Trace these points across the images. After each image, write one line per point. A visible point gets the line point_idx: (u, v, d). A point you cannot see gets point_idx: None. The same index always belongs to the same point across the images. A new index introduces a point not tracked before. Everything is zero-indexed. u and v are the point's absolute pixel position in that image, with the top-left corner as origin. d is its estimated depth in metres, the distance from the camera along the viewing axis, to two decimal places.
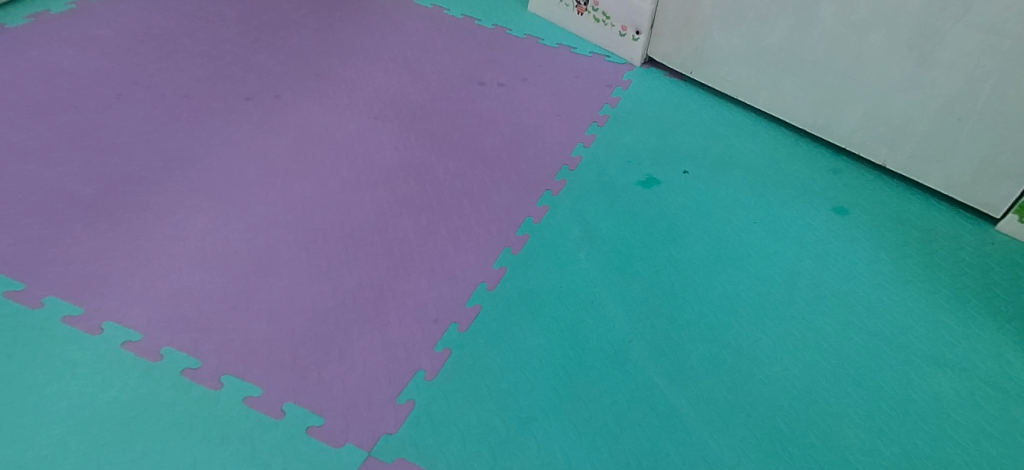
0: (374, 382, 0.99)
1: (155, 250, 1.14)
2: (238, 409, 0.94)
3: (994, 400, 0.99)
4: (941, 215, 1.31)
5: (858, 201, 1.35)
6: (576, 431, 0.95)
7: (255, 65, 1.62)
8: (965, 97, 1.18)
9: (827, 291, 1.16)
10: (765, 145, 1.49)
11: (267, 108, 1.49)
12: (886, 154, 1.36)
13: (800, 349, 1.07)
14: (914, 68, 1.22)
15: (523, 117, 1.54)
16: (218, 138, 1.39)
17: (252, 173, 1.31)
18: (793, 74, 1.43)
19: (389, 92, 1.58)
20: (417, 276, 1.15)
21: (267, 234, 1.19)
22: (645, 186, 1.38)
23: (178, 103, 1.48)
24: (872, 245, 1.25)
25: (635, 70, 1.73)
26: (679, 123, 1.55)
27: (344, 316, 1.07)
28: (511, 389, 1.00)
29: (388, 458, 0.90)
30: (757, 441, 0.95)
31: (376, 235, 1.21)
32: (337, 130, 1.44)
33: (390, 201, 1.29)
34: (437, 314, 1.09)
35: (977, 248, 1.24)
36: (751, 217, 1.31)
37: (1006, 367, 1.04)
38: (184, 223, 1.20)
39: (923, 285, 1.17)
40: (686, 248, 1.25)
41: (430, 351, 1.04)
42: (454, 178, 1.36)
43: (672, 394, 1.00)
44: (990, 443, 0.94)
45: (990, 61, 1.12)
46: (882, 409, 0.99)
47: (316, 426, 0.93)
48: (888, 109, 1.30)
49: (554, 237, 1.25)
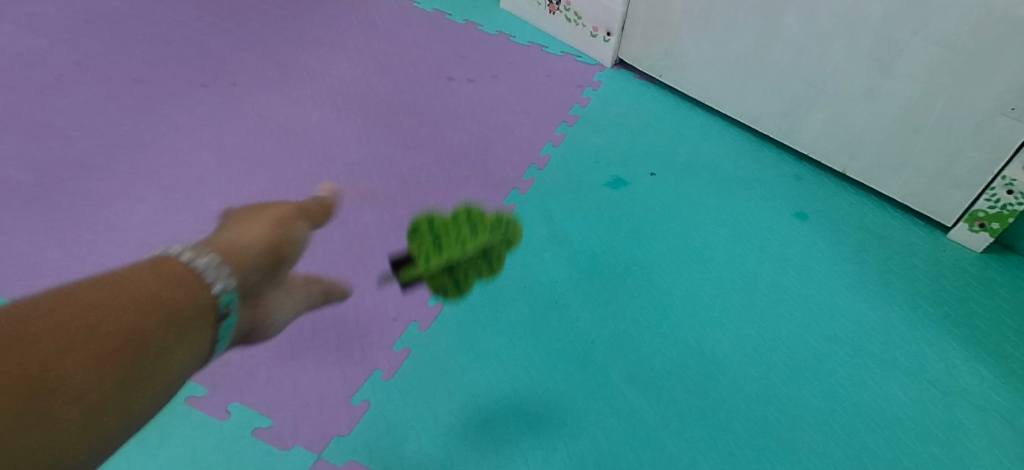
0: (327, 382, 0.96)
1: (96, 240, 1.09)
2: (180, 409, 0.90)
3: (942, 403, 1.01)
4: (896, 222, 1.34)
5: (818, 207, 1.37)
6: (536, 432, 0.94)
7: (213, 51, 1.56)
8: (919, 108, 1.21)
9: (787, 294, 1.18)
10: (729, 149, 1.51)
11: (224, 96, 1.43)
12: (845, 161, 1.39)
13: (758, 351, 1.07)
14: (874, 79, 1.24)
15: (492, 114, 1.52)
16: (170, 125, 1.34)
17: (205, 163, 1.26)
18: (758, 80, 1.45)
19: (354, 84, 1.54)
20: (377, 273, 1.12)
21: (219, 226, 1.15)
22: (612, 186, 1.37)
23: (127, 88, 1.41)
24: (831, 250, 1.27)
25: (606, 71, 1.73)
26: (647, 125, 1.55)
27: (299, 313, 1.04)
28: (470, 390, 0.98)
29: (339, 461, 0.87)
30: (716, 442, 0.95)
31: (336, 231, 1.18)
32: (298, 121, 1.40)
33: (351, 195, 1.25)
34: (397, 312, 1.06)
35: (930, 255, 1.27)
36: (715, 220, 1.32)
37: (953, 369, 1.06)
38: (129, 214, 1.15)
39: (878, 291, 1.19)
40: (650, 250, 1.24)
41: (387, 350, 1.01)
42: (418, 174, 1.33)
43: (633, 395, 1.00)
44: (937, 445, 0.96)
45: (944, 73, 1.15)
46: (837, 411, 1.00)
47: (263, 427, 0.89)
48: (848, 118, 1.32)
49: (520, 237, 1.23)
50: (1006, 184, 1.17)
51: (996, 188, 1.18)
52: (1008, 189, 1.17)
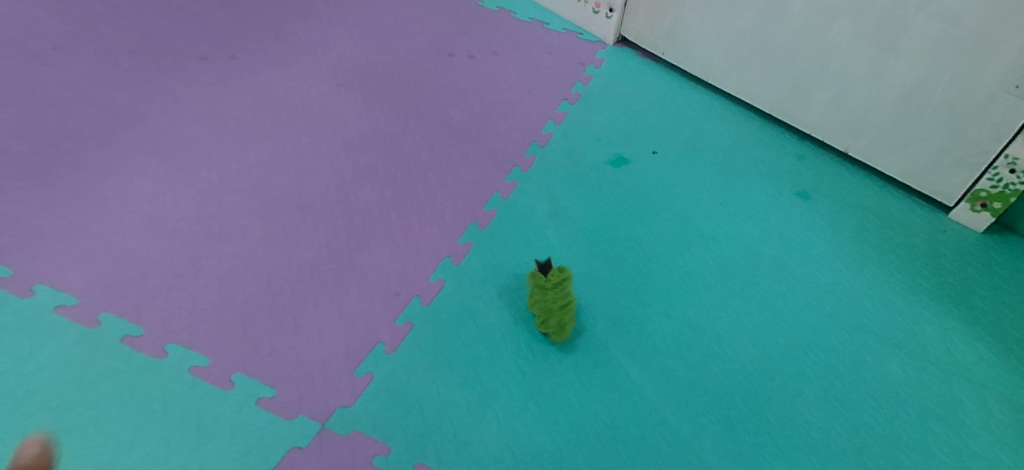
0: (330, 354, 0.96)
1: (95, 211, 1.09)
2: (183, 379, 0.90)
3: (939, 380, 1.02)
4: (898, 202, 1.34)
5: (820, 186, 1.36)
6: (538, 405, 0.94)
7: (209, 23, 1.54)
8: (924, 86, 1.20)
9: (788, 273, 1.18)
10: (732, 128, 1.50)
11: (221, 69, 1.41)
12: (848, 141, 1.38)
13: (758, 328, 1.08)
14: (878, 56, 1.23)
15: (494, 91, 1.51)
16: (167, 97, 1.32)
17: (204, 136, 1.25)
18: (762, 58, 1.43)
19: (353, 59, 1.52)
20: (379, 248, 1.12)
21: (219, 199, 1.14)
22: (614, 165, 1.37)
23: (124, 59, 1.40)
24: (832, 229, 1.27)
25: (608, 49, 1.71)
26: (649, 103, 1.54)
27: (300, 287, 1.03)
28: (472, 363, 0.98)
29: (343, 431, 0.88)
30: (716, 416, 0.96)
31: (337, 205, 1.17)
32: (297, 96, 1.38)
33: (352, 170, 1.24)
34: (399, 287, 1.06)
35: (931, 234, 1.27)
36: (717, 198, 1.32)
37: (951, 347, 1.07)
38: (128, 186, 1.14)
39: (878, 270, 1.19)
40: (651, 228, 1.24)
41: (390, 324, 1.01)
42: (420, 150, 1.32)
43: (635, 370, 1.00)
44: (934, 420, 0.97)
45: (949, 51, 1.13)
46: (836, 387, 1.01)
47: (266, 397, 0.90)
48: (851, 97, 1.32)
49: (522, 213, 1.22)
50: (1008, 164, 1.16)
51: (998, 168, 1.18)
52: (1010, 169, 1.16)
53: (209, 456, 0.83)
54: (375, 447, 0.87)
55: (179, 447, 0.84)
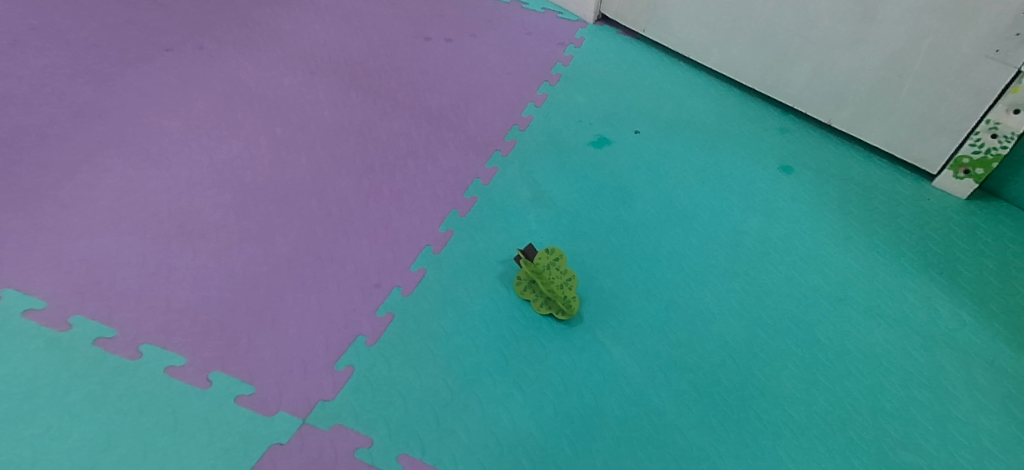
0: (310, 349, 0.95)
1: (63, 211, 1.07)
2: (159, 379, 0.89)
3: (923, 349, 1.02)
4: (882, 172, 1.33)
5: (803, 159, 1.35)
6: (522, 391, 0.93)
7: (176, 14, 1.51)
8: (905, 54, 1.18)
9: (771, 248, 1.17)
10: (715, 104, 1.48)
11: (189, 60, 1.39)
12: (831, 112, 1.37)
13: (744, 304, 1.07)
14: (859, 26, 1.21)
15: (472, 74, 1.48)
16: (134, 91, 1.30)
17: (174, 130, 1.23)
18: (743, 31, 1.41)
19: (328, 47, 1.49)
20: (358, 239, 1.10)
21: (192, 195, 1.12)
22: (597, 145, 1.35)
23: (89, 54, 1.37)
24: (815, 203, 1.26)
25: (588, 28, 1.68)
26: (630, 81, 1.52)
27: (278, 281, 1.02)
28: (455, 352, 0.97)
29: (324, 425, 0.87)
30: (700, 394, 0.95)
31: (313, 197, 1.15)
32: (269, 86, 1.35)
33: (329, 160, 1.22)
34: (379, 278, 1.05)
35: (915, 204, 1.26)
36: (699, 176, 1.30)
37: (935, 315, 1.07)
38: (96, 184, 1.12)
39: (862, 241, 1.19)
40: (635, 208, 1.23)
41: (371, 315, 1.00)
42: (397, 137, 1.30)
43: (618, 351, 1.00)
44: (918, 389, 0.97)
45: (928, 17, 1.11)
46: (819, 360, 1.00)
47: (246, 395, 0.89)
48: (833, 67, 1.30)
49: (503, 199, 1.21)
50: (990, 128, 1.15)
51: (980, 133, 1.16)
52: (992, 133, 1.15)
53: (188, 456, 0.83)
54: (357, 440, 0.86)
55: (157, 449, 0.83)
